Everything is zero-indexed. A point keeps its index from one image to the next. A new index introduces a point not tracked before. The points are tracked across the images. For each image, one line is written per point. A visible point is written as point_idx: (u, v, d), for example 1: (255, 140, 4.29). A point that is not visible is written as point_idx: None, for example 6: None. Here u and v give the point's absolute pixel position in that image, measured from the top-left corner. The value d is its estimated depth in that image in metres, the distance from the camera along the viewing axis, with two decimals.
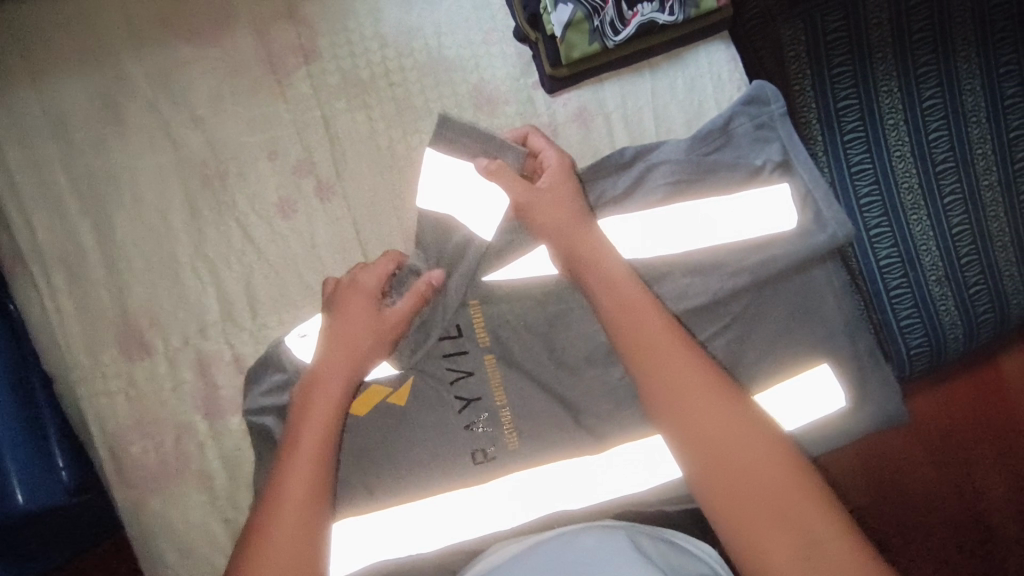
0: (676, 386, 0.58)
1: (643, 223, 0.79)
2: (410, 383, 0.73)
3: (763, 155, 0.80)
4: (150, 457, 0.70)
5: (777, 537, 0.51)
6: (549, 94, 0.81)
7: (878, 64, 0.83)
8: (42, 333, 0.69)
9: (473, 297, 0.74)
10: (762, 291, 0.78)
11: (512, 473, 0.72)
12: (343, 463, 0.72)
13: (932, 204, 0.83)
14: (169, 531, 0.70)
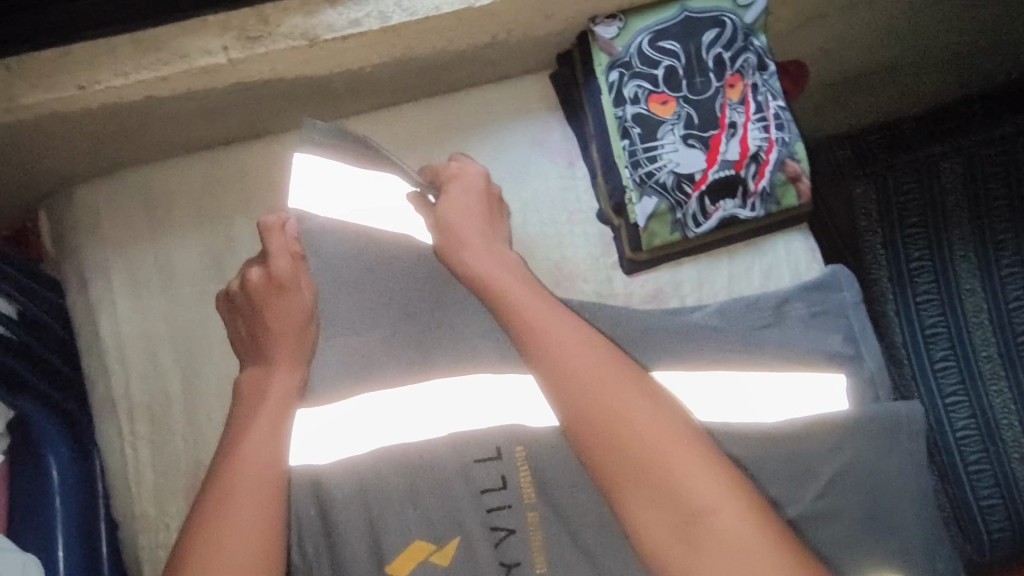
0: (556, 362, 0.58)
1: (697, 379, 0.74)
2: (456, 541, 0.65)
3: (822, 345, 0.78)
4: None
5: (659, 517, 0.53)
6: (627, 274, 0.82)
7: (954, 227, 0.86)
8: (120, 476, 0.72)
9: (518, 444, 0.68)
10: (847, 492, 0.69)
11: None
12: None
13: (1013, 375, 0.81)
14: None
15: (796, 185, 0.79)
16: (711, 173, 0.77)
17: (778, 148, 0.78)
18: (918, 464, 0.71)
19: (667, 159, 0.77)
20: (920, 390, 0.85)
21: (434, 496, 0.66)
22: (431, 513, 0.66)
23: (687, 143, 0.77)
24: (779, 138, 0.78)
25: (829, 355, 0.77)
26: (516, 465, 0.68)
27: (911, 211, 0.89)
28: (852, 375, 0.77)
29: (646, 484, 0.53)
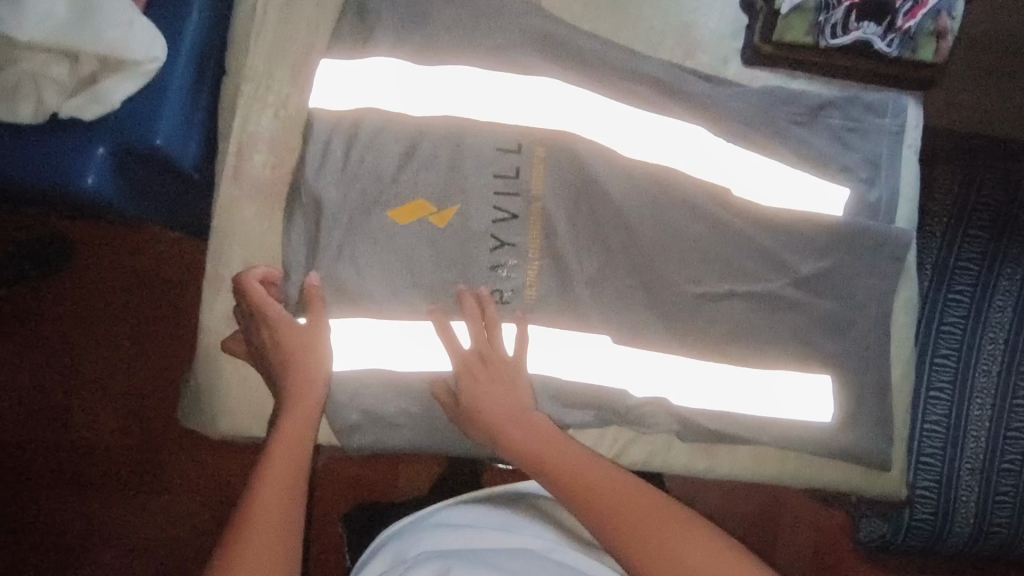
0: (562, 462, 0.70)
1: (707, 149, 0.83)
2: (456, 211, 0.78)
3: (839, 159, 0.85)
4: (265, 171, 0.79)
5: (688, 554, 0.61)
6: (743, 63, 0.87)
7: (1006, 262, 1.14)
8: (243, 30, 0.81)
9: (540, 145, 0.80)
10: (808, 293, 0.84)
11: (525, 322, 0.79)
12: (387, 237, 0.77)
13: (992, 399, 1.13)
14: (244, 240, 0.78)
15: (939, 41, 0.82)
16: None
17: None
18: (877, 303, 0.85)
19: None
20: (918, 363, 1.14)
21: (495, 159, 0.79)
22: (454, 180, 0.78)
23: None
24: None
25: (844, 170, 0.85)
26: (533, 160, 0.80)
27: (981, 217, 1.14)
28: (857, 194, 0.86)
29: (661, 523, 0.63)
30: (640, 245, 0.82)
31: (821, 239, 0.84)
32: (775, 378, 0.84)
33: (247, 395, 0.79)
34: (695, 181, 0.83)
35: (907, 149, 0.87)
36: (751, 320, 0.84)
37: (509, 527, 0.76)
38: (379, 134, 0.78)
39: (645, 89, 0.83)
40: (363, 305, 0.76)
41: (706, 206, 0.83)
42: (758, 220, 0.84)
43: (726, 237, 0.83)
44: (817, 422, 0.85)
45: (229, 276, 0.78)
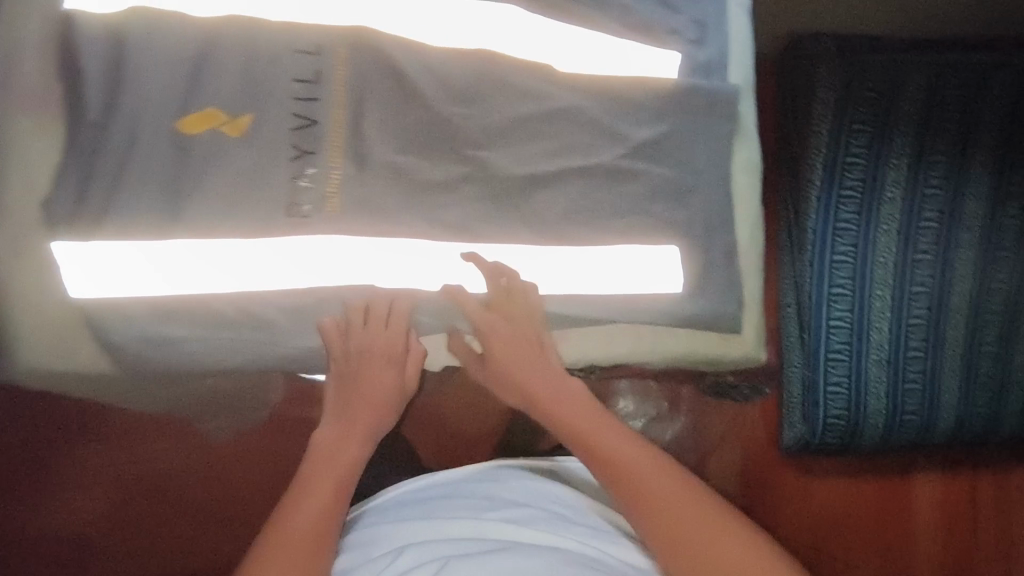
0: (570, 423, 0.86)
1: (523, 23, 0.80)
2: (247, 120, 0.76)
3: (665, 20, 0.83)
4: (40, 81, 0.76)
5: (688, 509, 0.78)
6: None
7: (896, 138, 1.25)
8: None
9: (340, 40, 0.77)
10: (640, 160, 0.83)
11: (327, 232, 0.77)
12: (172, 151, 0.74)
13: (897, 285, 1.26)
14: (25, 158, 0.75)
15: None
16: None
17: None
18: (711, 165, 0.85)
19: None
20: (817, 264, 1.30)
21: (286, 58, 0.77)
22: (240, 83, 0.75)
23: None
24: None
25: (671, 32, 0.83)
26: (333, 62, 0.77)
27: (863, 110, 1.26)
28: (686, 56, 0.84)
29: (655, 482, 0.80)
30: (460, 134, 0.80)
31: (650, 103, 0.82)
32: (616, 252, 0.82)
33: (52, 325, 0.74)
34: (515, 61, 0.80)
35: (734, 7, 0.87)
36: (584, 198, 0.82)
37: (470, 486, 0.91)
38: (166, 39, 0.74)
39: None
40: (166, 216, 0.74)
41: (528, 84, 0.81)
42: (586, 92, 0.82)
43: (551, 116, 0.81)
44: (665, 292, 0.84)
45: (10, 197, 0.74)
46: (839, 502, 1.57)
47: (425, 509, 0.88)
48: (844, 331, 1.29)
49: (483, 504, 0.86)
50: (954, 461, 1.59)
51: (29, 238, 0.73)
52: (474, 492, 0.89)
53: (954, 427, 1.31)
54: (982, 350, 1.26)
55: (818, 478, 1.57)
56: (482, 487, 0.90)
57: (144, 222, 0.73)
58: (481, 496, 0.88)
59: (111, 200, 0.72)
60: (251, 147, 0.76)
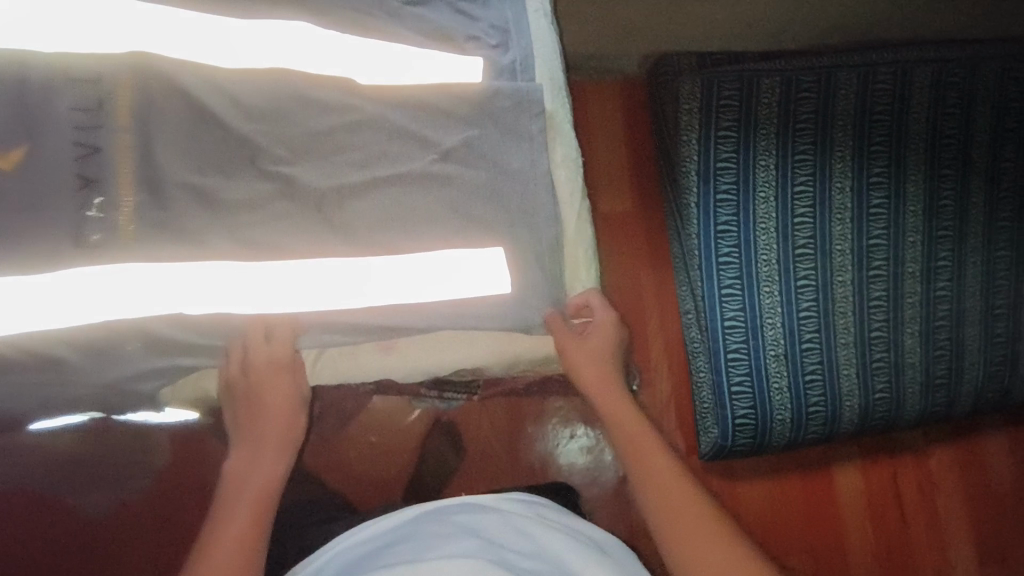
0: (637, 446, 0.89)
1: (324, 43, 0.81)
2: (20, 154, 0.72)
3: (463, 29, 0.87)
4: None
5: (687, 516, 0.79)
6: None
7: (761, 141, 1.33)
8: None
9: (127, 66, 0.75)
10: (453, 164, 0.84)
11: (125, 261, 0.74)
12: None
13: (783, 280, 1.31)
14: None
15: None
16: None
17: None
18: (527, 162, 0.87)
19: None
20: (705, 267, 1.33)
21: (64, 85, 0.73)
22: (13, 117, 0.72)
23: None
24: None
25: (471, 39, 0.87)
26: (117, 91, 0.75)
27: (726, 117, 1.33)
28: (490, 60, 0.87)
29: (688, 503, 0.81)
30: (266, 153, 0.79)
31: (457, 106, 0.84)
32: (439, 258, 0.83)
33: None
34: (317, 77, 0.81)
35: (534, 14, 0.92)
36: (399, 203, 0.82)
37: (417, 529, 0.85)
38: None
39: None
40: None
41: (331, 99, 0.81)
42: (393, 102, 0.83)
43: (359, 127, 0.82)
44: (497, 292, 0.86)
45: None
46: (768, 505, 1.54)
47: (384, 558, 0.78)
48: (739, 331, 1.32)
49: (455, 537, 0.80)
50: (874, 449, 1.59)
51: None
52: (426, 532, 0.83)
53: (859, 416, 1.34)
54: (873, 336, 1.32)
55: (739, 479, 1.55)
56: (439, 526, 0.84)
57: None
58: (442, 532, 0.82)
59: None
60: (27, 178, 0.71)
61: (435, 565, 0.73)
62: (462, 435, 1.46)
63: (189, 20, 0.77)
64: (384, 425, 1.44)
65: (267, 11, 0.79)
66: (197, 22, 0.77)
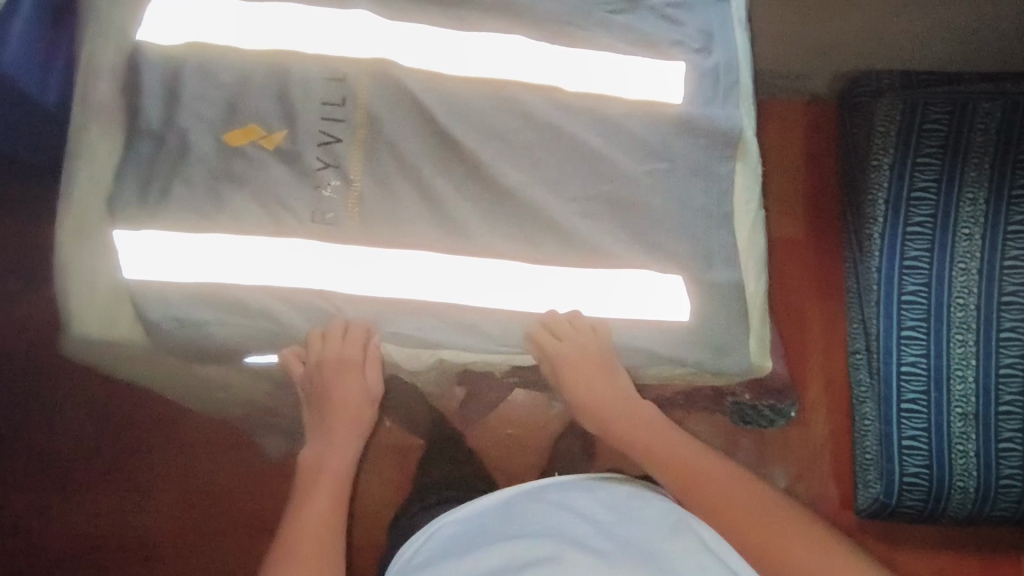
0: (693, 473, 0.82)
1: (531, 53, 0.84)
2: (281, 134, 0.83)
3: (671, 37, 0.84)
4: (108, 96, 0.84)
5: (795, 547, 0.73)
6: None
7: (971, 171, 1.18)
8: None
9: (368, 69, 0.83)
10: (645, 177, 0.81)
11: (345, 237, 0.81)
12: (214, 166, 0.82)
13: (984, 330, 1.14)
14: (88, 163, 0.83)
15: None
16: None
17: None
18: (718, 180, 0.82)
19: None
20: (883, 304, 1.21)
21: (322, 82, 0.83)
22: (274, 111, 0.83)
23: None
24: None
25: (675, 44, 0.84)
26: (357, 89, 0.83)
27: (930, 143, 1.21)
28: (693, 65, 0.84)
29: (783, 535, 0.75)
30: (471, 153, 0.82)
31: (655, 116, 0.82)
32: (614, 277, 0.80)
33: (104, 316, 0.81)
34: (526, 85, 0.83)
35: (737, 26, 0.86)
36: (585, 210, 0.81)
37: (509, 505, 0.82)
38: (218, 63, 0.83)
39: (461, 6, 0.85)
40: (205, 215, 0.80)
41: (536, 107, 0.83)
42: (587, 113, 0.83)
43: (554, 137, 0.82)
44: (676, 318, 0.79)
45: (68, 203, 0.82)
46: None
47: (475, 532, 0.78)
48: (920, 380, 1.18)
49: (546, 515, 0.77)
50: None
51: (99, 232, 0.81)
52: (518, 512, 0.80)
53: None
54: None
55: (906, 546, 1.38)
56: (534, 504, 0.81)
57: (191, 214, 0.80)
58: (533, 511, 0.79)
59: (160, 201, 0.80)
60: (283, 157, 0.83)
61: (527, 544, 0.71)
62: (597, 444, 1.47)
63: (419, 31, 0.84)
64: (524, 421, 1.49)
65: (484, 24, 0.84)
66: (424, 35, 0.84)
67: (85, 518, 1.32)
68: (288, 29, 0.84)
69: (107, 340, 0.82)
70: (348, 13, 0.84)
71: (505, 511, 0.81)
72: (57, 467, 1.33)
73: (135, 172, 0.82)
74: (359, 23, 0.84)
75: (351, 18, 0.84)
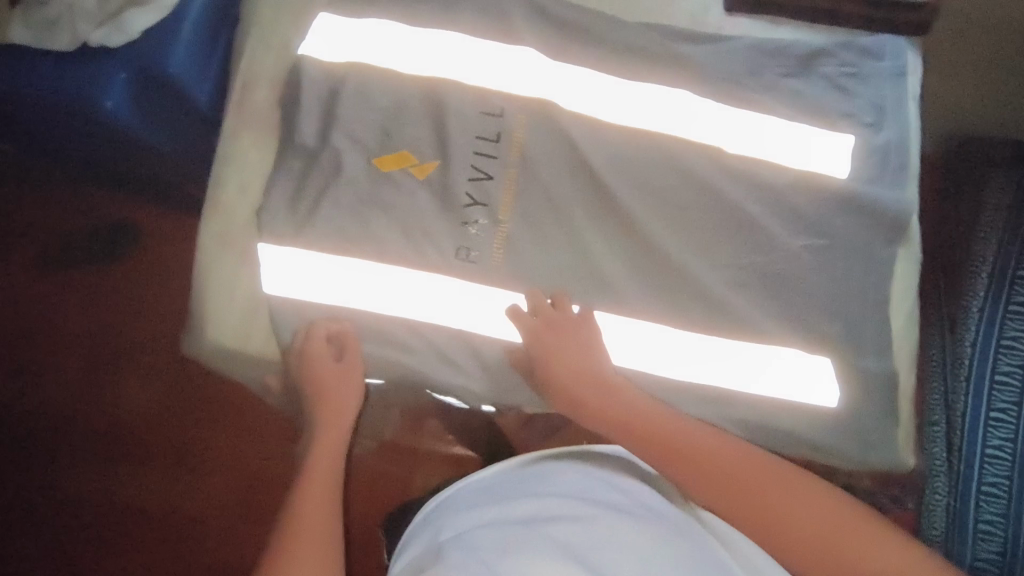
0: (734, 481, 0.68)
1: (694, 110, 0.82)
2: (433, 165, 0.82)
3: (841, 108, 0.81)
4: (264, 107, 0.83)
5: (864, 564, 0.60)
6: (725, 11, 0.84)
7: None
8: None
9: (525, 108, 0.82)
10: (801, 253, 0.79)
11: (488, 279, 0.80)
12: (362, 191, 0.81)
13: None
14: (239, 171, 0.82)
15: None
16: None
17: None
18: (878, 265, 0.79)
19: None
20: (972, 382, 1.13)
21: (477, 115, 0.82)
22: (427, 141, 0.82)
23: None
24: None
25: (845, 116, 0.81)
26: (514, 126, 0.82)
27: None
28: (861, 141, 0.81)
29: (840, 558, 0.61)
30: (625, 207, 0.80)
31: (818, 189, 0.79)
32: (765, 353, 0.77)
33: (241, 327, 0.80)
34: (686, 143, 0.81)
35: (911, 100, 0.82)
36: (736, 281, 0.79)
37: (526, 475, 0.81)
38: (376, 85, 0.82)
39: (628, 55, 0.83)
40: (351, 241, 0.79)
41: (696, 166, 0.80)
42: (746, 177, 0.80)
43: (711, 199, 0.80)
44: (821, 404, 0.77)
45: (215, 210, 0.82)
46: None
47: (494, 495, 0.78)
48: (1005, 464, 1.06)
49: (563, 490, 0.76)
50: None
51: (242, 242, 0.81)
52: (536, 480, 0.79)
53: None
54: None
55: None
56: (554, 475, 0.80)
57: (336, 238, 0.79)
58: (550, 482, 0.78)
59: (310, 222, 0.79)
60: (434, 188, 0.81)
61: (543, 508, 0.73)
62: None
63: (585, 76, 0.83)
64: None
65: (651, 76, 0.83)
66: (587, 81, 0.83)
67: (98, 478, 1.22)
68: (449, 58, 0.83)
69: (236, 352, 0.81)
70: (513, 49, 0.83)
71: (520, 479, 0.80)
72: (121, 433, 1.24)
73: (286, 187, 0.81)
74: (522, 58, 0.83)
75: (514, 52, 0.83)
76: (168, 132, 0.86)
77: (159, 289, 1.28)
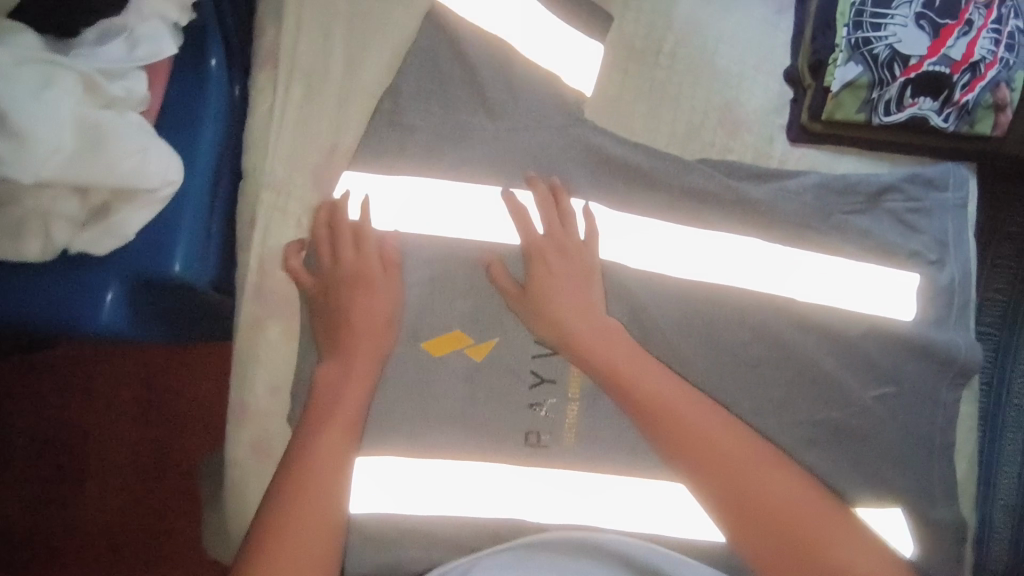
0: (719, 460, 0.61)
1: (763, 257, 0.77)
2: (492, 343, 0.73)
3: (909, 245, 0.79)
4: (290, 288, 0.73)
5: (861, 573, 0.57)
6: (790, 141, 0.80)
7: None
8: (260, 145, 0.74)
9: None
10: (874, 405, 0.77)
11: (558, 464, 0.74)
12: (412, 383, 0.72)
13: None
14: (269, 364, 0.72)
15: (998, 114, 0.76)
16: (927, 63, 0.74)
17: (999, 68, 0.74)
18: (944, 413, 0.79)
19: (892, 31, 0.74)
20: None
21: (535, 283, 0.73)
22: (479, 315, 0.73)
23: (918, 24, 0.74)
24: (1004, 57, 0.74)
25: (913, 255, 0.79)
26: None
27: None
28: (928, 281, 0.79)
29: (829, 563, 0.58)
30: (702, 373, 0.75)
31: (888, 337, 0.77)
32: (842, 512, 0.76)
33: None
34: (757, 298, 0.76)
35: (970, 231, 0.81)
36: (814, 440, 0.77)
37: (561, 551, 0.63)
38: (416, 258, 0.72)
39: (692, 198, 0.77)
40: (413, 442, 0.72)
41: (770, 323, 0.76)
42: (817, 329, 0.77)
43: (784, 357, 0.77)
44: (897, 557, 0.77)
45: (244, 411, 0.71)
46: None
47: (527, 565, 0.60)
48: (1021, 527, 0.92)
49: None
50: None
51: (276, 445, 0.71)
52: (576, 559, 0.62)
53: None
54: None
55: None
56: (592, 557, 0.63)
57: (394, 440, 0.71)
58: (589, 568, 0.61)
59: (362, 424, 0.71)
60: (495, 370, 0.73)
61: None
62: None
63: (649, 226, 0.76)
64: None
65: (716, 222, 0.77)
66: (651, 233, 0.76)
67: None
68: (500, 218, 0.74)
69: None
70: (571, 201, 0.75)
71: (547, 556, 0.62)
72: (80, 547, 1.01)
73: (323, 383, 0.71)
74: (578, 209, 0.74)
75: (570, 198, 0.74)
76: (164, 323, 0.72)
77: (135, 376, 1.04)
